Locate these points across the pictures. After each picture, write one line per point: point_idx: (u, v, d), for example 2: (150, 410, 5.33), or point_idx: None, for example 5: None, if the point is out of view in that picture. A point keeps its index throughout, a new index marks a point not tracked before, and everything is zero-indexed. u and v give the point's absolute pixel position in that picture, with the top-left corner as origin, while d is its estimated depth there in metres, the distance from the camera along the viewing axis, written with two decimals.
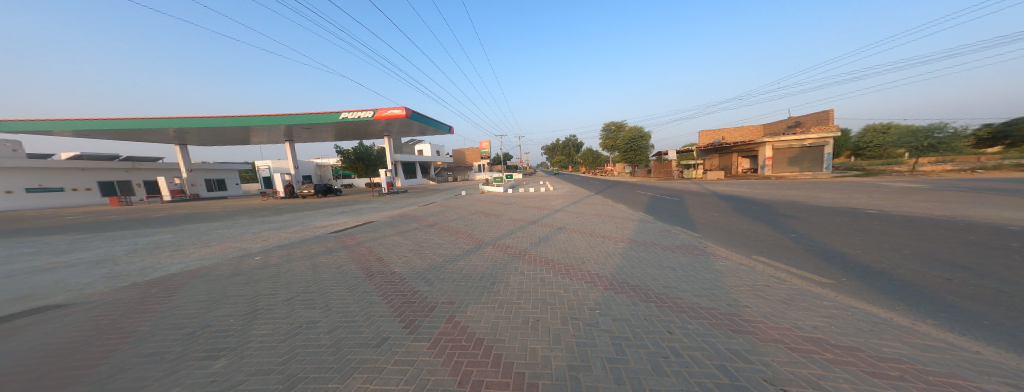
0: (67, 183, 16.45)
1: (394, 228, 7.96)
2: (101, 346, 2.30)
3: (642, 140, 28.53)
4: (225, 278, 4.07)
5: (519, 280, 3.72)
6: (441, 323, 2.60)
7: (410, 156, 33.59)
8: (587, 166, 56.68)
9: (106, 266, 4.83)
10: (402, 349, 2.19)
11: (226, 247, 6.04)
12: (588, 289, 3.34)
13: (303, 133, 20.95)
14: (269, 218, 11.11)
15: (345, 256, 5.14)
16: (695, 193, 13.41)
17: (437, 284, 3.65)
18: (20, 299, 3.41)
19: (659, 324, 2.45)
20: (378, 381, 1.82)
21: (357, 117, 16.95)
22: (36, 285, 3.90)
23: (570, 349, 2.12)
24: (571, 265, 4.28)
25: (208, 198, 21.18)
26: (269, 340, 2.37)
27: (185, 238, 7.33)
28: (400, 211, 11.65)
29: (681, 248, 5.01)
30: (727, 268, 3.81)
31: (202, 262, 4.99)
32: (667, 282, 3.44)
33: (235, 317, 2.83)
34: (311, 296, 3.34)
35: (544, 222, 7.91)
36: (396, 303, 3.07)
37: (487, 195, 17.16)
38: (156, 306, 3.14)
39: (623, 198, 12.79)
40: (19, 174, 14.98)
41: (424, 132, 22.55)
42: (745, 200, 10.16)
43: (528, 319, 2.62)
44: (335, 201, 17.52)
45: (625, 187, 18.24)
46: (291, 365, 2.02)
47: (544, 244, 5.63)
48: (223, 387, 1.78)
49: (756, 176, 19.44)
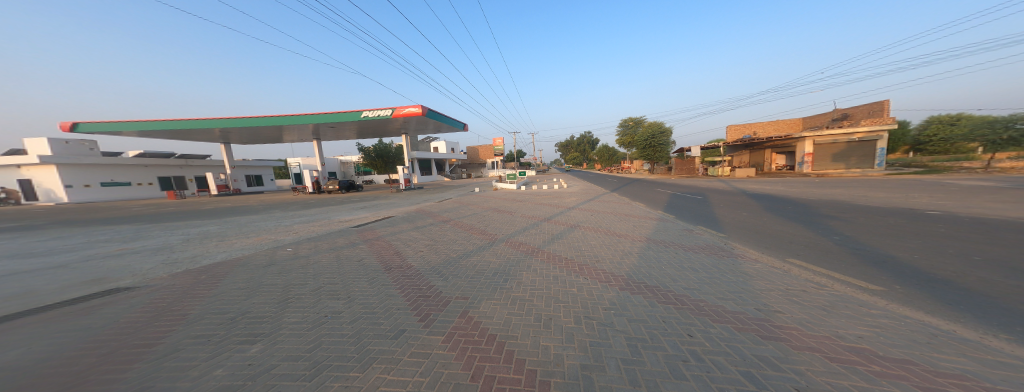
0: (134, 178, 18.10)
1: (411, 223, 8.15)
2: (157, 328, 2.51)
3: (662, 136, 27.54)
4: (261, 267, 4.35)
5: (532, 277, 3.72)
6: (455, 318, 2.65)
7: (426, 153, 34.24)
8: (603, 164, 55.59)
9: (164, 253, 5.30)
10: (418, 341, 2.25)
11: (263, 238, 6.46)
12: (602, 288, 3.29)
13: (328, 132, 21.83)
14: (297, 212, 11.72)
15: (366, 250, 5.33)
16: (719, 191, 12.82)
17: (451, 279, 3.72)
18: (92, 281, 3.79)
19: (679, 326, 2.38)
20: (395, 372, 1.88)
21: (377, 115, 17.45)
22: (106, 269, 4.34)
23: (584, 348, 2.10)
24: (586, 264, 4.23)
25: (248, 193, 22.69)
26: (297, 328, 2.51)
27: (228, 229, 7.92)
28: (416, 207, 11.94)
29: (704, 248, 4.83)
30: (755, 271, 3.63)
31: (242, 252, 5.34)
32: (688, 284, 3.32)
33: (269, 305, 3.02)
34: (335, 287, 3.50)
35: (558, 220, 7.86)
36: (412, 297, 3.16)
37: (501, 192, 17.28)
38: (203, 292, 3.40)
39: (641, 196, 12.45)
40: (96, 169, 16.62)
41: (440, 129, 22.84)
42: (774, 199, 9.60)
43: (541, 317, 2.62)
44: (357, 197, 18.22)
45: (643, 185, 17.71)
46: (318, 353, 2.13)
47: (557, 242, 5.59)
48: (259, 370, 1.90)
49: (794, 173, 18.29)
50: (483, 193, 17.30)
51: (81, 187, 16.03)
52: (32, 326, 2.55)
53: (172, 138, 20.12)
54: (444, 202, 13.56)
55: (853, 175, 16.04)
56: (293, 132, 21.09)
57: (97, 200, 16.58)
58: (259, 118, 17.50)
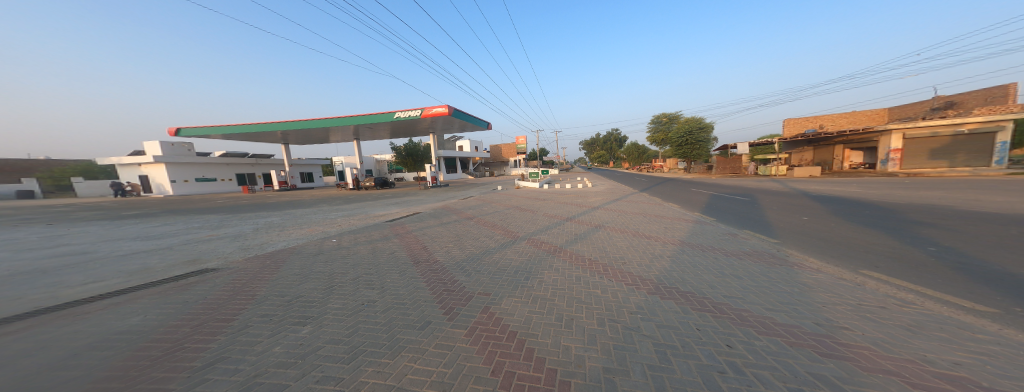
0: (220, 174, 20.92)
1: (438, 219, 8.61)
2: (230, 306, 3.01)
3: (700, 132, 25.80)
4: (311, 255, 4.95)
5: (553, 277, 3.84)
6: (477, 313, 2.86)
7: (452, 152, 35.28)
8: (630, 162, 53.48)
9: (240, 240, 6.17)
10: (442, 334, 2.46)
11: (314, 230, 7.21)
12: (629, 291, 3.29)
13: (365, 132, 23.37)
14: (338, 206, 12.82)
15: (397, 244, 5.76)
16: (764, 193, 11.81)
17: (473, 275, 3.95)
18: (189, 262, 4.56)
19: (716, 335, 2.28)
20: (421, 361, 2.08)
21: (408, 116, 18.33)
22: (198, 252, 5.17)
23: (606, 351, 2.15)
24: (611, 265, 4.24)
25: (300, 188, 25.11)
26: (338, 314, 2.86)
27: (287, 220, 8.94)
28: (442, 204, 12.53)
29: (749, 254, 4.57)
30: (817, 282, 3.32)
31: (296, 241, 6.06)
32: (729, 292, 3.18)
33: (318, 290, 3.44)
34: (370, 277, 3.90)
35: (581, 219, 7.82)
36: (438, 291, 3.41)
37: (523, 190, 17.46)
38: (268, 276, 3.95)
39: (672, 196, 11.84)
40: (191, 167, 19.50)
41: (465, 128, 23.47)
42: (828, 202, 8.67)
43: (562, 317, 2.72)
44: (391, 193, 19.42)
45: (674, 185, 16.89)
46: (355, 338, 2.42)
47: (580, 242, 5.63)
48: (307, 351, 2.22)
49: (871, 173, 16.06)
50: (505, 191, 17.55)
51: (181, 182, 18.96)
52: (147, 298, 3.16)
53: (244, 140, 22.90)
54: (468, 199, 14.00)
55: (957, 175, 13.57)
56: (335, 133, 22.86)
57: (191, 193, 19.52)
58: (308, 120, 19.23)
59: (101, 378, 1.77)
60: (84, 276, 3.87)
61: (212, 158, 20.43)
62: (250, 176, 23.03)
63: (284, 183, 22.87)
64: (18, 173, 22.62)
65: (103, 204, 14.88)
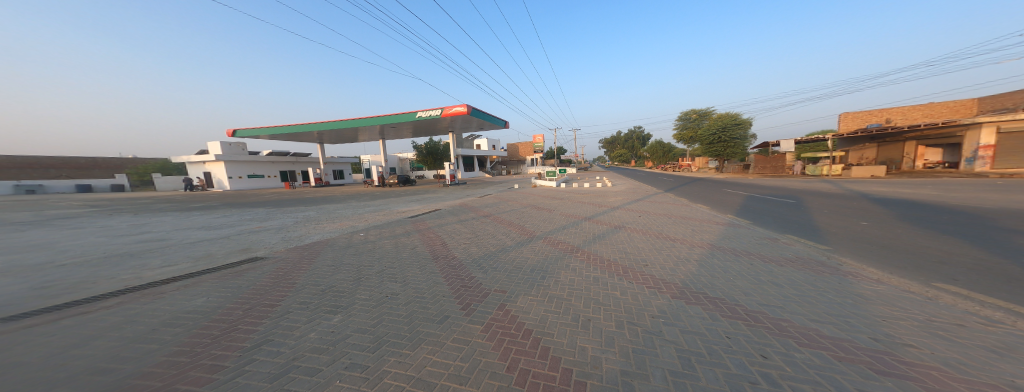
0: (268, 171, 22.86)
1: (456, 217, 8.71)
2: (275, 292, 3.04)
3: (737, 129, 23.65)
4: (342, 247, 5.14)
5: (571, 277, 3.38)
6: (493, 309, 2.64)
7: (471, 151, 35.62)
8: (654, 161, 51.32)
9: (282, 232, 6.62)
10: (460, 328, 2.30)
11: (344, 224, 7.56)
12: (649, 295, 2.68)
13: (389, 132, 24.17)
14: (365, 202, 13.42)
15: (418, 240, 5.83)
16: (810, 192, 10.63)
17: (490, 272, 3.71)
18: (242, 250, 4.98)
19: (748, 346, 1.71)
20: (439, 354, 1.96)
21: (429, 115, 18.72)
22: (250, 241, 5.64)
23: (624, 354, 1.85)
24: (631, 268, 3.49)
25: (333, 185, 26.71)
26: (366, 304, 2.78)
27: (321, 214, 9.49)
28: (461, 201, 12.69)
29: (791, 260, 3.26)
30: (876, 295, 2.25)
31: (329, 234, 6.36)
32: (766, 300, 2.24)
33: (348, 281, 3.42)
34: (394, 271, 3.83)
35: (600, 219, 7.10)
36: (455, 286, 3.23)
37: (540, 189, 17.34)
38: (306, 265, 4.07)
39: (702, 196, 11.13)
40: (245, 165, 21.44)
41: (483, 127, 23.59)
42: (891, 201, 7.62)
43: (579, 317, 2.40)
44: (413, 190, 20.01)
45: (704, 185, 16.00)
46: (379, 328, 2.32)
47: (599, 242, 4.93)
48: (337, 338, 2.15)
49: (952, 173, 13.68)
50: (523, 190, 17.41)
51: (236, 178, 21.00)
52: (209, 281, 3.38)
53: (288, 140, 24.66)
54: (486, 197, 14.01)
55: None
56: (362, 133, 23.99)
57: (246, 189, 21.57)
58: (338, 121, 20.29)
59: (174, 352, 1.90)
60: (161, 260, 4.32)
61: (262, 157, 22.24)
62: (291, 173, 24.74)
63: (320, 180, 24.31)
64: (111, 170, 26.31)
65: (171, 197, 16.77)
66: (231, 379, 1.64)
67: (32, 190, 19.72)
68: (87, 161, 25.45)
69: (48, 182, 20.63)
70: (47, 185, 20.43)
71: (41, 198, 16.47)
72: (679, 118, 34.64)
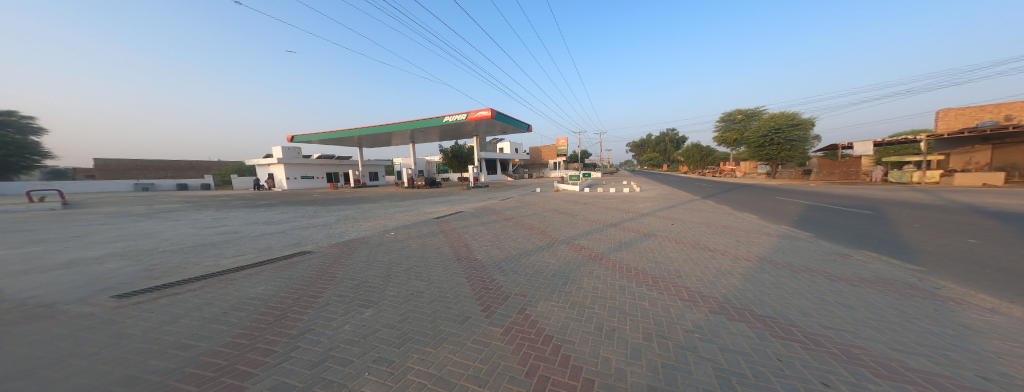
0: (317, 173, 24.83)
1: (479, 219, 8.84)
2: (318, 284, 3.25)
3: (796, 130, 20.92)
4: (375, 245, 5.38)
5: (594, 284, 3.29)
6: (513, 313, 2.62)
7: (495, 154, 35.90)
8: (690, 165, 48.40)
9: (327, 228, 7.12)
10: (480, 329, 2.30)
11: (378, 223, 7.98)
12: (683, 308, 2.51)
13: (418, 136, 25.12)
14: (396, 202, 14.11)
15: (442, 240, 5.94)
16: (876, 202, 9.37)
17: (511, 275, 3.70)
18: (294, 244, 5.39)
19: (806, 370, 1.53)
20: (460, 354, 1.96)
21: (455, 120, 19.21)
22: (301, 236, 6.11)
23: (653, 368, 1.73)
24: (662, 278, 3.30)
25: (368, 185, 28.37)
26: (394, 300, 2.88)
27: (358, 213, 10.10)
28: (484, 204, 12.88)
29: (861, 281, 2.88)
30: (985, 328, 1.88)
31: (364, 232, 6.71)
32: (831, 322, 2.01)
33: (378, 277, 3.57)
34: (420, 270, 3.94)
35: (628, 226, 6.86)
36: (476, 288, 3.25)
37: (563, 193, 17.11)
38: (344, 260, 4.31)
39: (746, 204, 10.26)
40: (298, 167, 23.45)
41: (507, 131, 23.76)
42: (995, 216, 6.40)
43: (603, 327, 2.30)
44: (439, 192, 20.65)
45: (744, 192, 14.97)
46: (405, 325, 2.38)
47: (626, 250, 4.73)
48: (366, 333, 2.22)
49: None
50: (548, 193, 17.29)
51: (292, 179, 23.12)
52: (267, 271, 3.69)
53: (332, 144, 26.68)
54: (509, 200, 14.11)
55: None
56: (393, 138, 25.20)
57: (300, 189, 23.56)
58: (373, 126, 21.44)
59: (236, 335, 2.08)
60: (233, 250, 4.83)
61: (313, 160, 24.19)
62: (336, 175, 26.43)
63: (357, 182, 25.92)
64: (199, 172, 30.62)
65: (240, 195, 18.93)
66: (278, 364, 1.75)
67: (146, 186, 22.59)
68: (184, 164, 30.10)
69: (157, 181, 23.57)
70: (156, 184, 23.31)
71: (145, 193, 19.40)
72: (723, 119, 32.02)
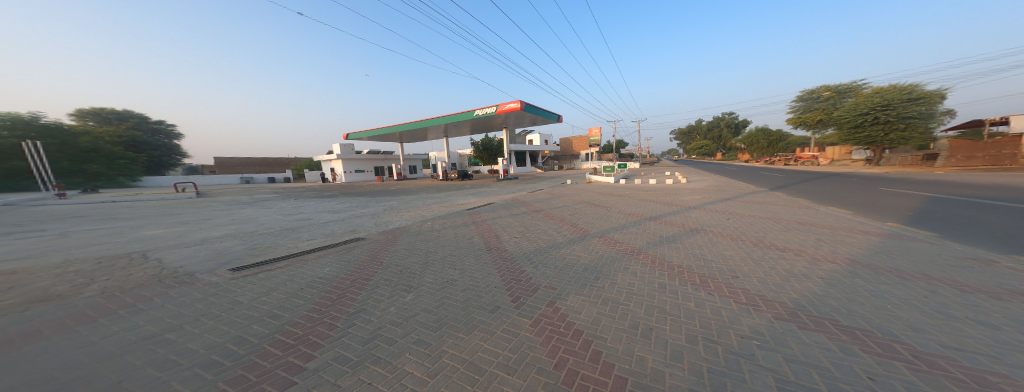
0: (366, 167, 26.80)
1: (509, 210, 8.90)
2: (368, 267, 3.50)
3: (913, 105, 17.04)
4: (414, 234, 5.67)
5: (629, 280, 3.12)
6: (543, 305, 2.57)
7: (524, 146, 35.60)
8: (751, 153, 43.13)
9: (376, 217, 7.68)
10: (509, 320, 2.29)
11: (417, 213, 8.43)
12: (739, 311, 2.27)
13: (451, 130, 25.80)
14: (431, 194, 14.71)
15: (474, 231, 6.05)
16: (993, 196, 7.62)
17: (540, 267, 3.64)
18: (349, 230, 5.88)
19: None
20: (490, 342, 1.98)
21: (485, 113, 19.33)
22: (354, 223, 6.65)
23: (698, 373, 1.58)
24: (712, 277, 3.02)
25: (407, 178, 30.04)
26: (431, 286, 2.99)
27: (400, 203, 10.75)
28: (513, 195, 12.97)
29: (992, 296, 2.32)
30: None
31: (406, 221, 7.12)
32: (949, 343, 1.65)
33: (416, 264, 3.75)
34: (453, 259, 4.05)
35: (668, 219, 6.44)
36: (506, 279, 3.25)
37: (594, 185, 16.55)
38: (389, 247, 4.58)
39: (819, 198, 8.92)
40: (350, 162, 25.52)
41: (537, 122, 23.41)
42: None
43: (639, 325, 2.16)
44: (471, 184, 21.15)
45: (808, 183, 13.24)
46: (441, 311, 2.45)
47: (667, 246, 4.42)
48: (406, 316, 2.32)
49: None
50: (579, 185, 16.87)
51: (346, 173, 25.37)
52: (329, 254, 4.06)
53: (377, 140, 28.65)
54: (539, 192, 14.02)
55: None
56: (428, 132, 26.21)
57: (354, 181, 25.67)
58: (414, 122, 22.37)
59: (307, 309, 2.31)
60: (307, 234, 5.40)
61: (363, 155, 26.20)
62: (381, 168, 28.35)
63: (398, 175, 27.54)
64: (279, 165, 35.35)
65: (305, 187, 21.28)
66: (338, 338, 1.91)
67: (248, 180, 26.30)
68: None
69: (256, 176, 27.25)
70: (255, 177, 26.98)
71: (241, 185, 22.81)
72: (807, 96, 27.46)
